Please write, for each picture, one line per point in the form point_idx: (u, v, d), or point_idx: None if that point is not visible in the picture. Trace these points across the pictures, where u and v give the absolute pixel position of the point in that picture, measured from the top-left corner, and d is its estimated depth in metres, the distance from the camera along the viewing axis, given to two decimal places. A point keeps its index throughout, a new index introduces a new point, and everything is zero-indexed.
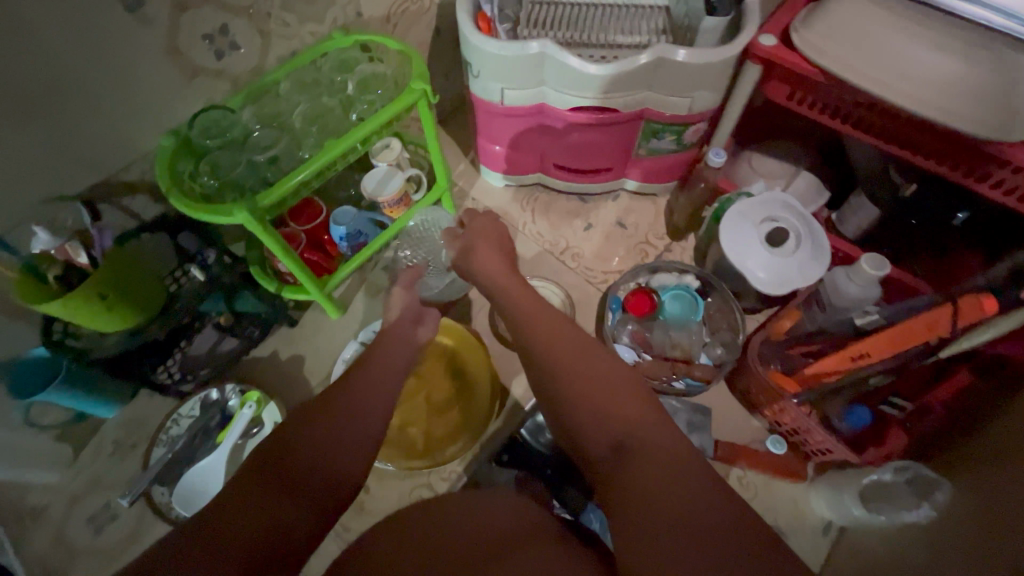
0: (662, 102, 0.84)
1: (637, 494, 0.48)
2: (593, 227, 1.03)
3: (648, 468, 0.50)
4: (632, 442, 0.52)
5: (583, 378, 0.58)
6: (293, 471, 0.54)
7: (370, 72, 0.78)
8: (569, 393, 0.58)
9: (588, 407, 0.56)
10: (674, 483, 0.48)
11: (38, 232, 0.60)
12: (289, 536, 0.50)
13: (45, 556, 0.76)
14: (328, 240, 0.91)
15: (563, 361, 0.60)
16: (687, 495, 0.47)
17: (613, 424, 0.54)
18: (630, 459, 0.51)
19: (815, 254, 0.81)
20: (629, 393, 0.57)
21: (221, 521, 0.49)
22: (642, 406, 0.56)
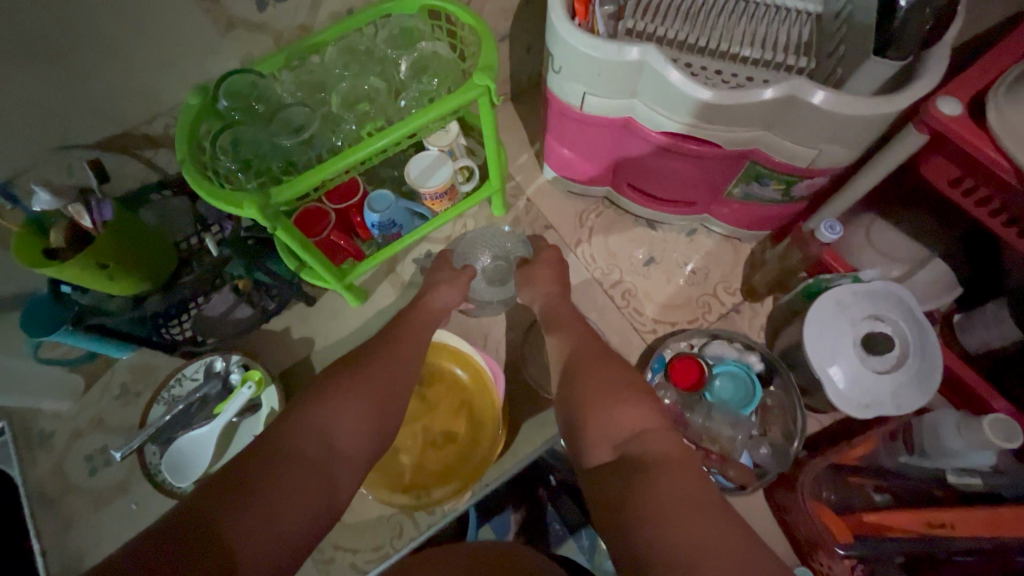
0: (778, 147, 0.67)
1: (633, 508, 0.48)
2: (655, 263, 0.89)
3: (652, 479, 0.49)
4: (634, 448, 0.54)
5: (597, 385, 0.60)
6: (331, 420, 0.56)
7: (430, 52, 0.66)
8: (580, 401, 0.60)
9: (598, 416, 0.58)
10: (674, 494, 0.47)
11: (38, 191, 0.55)
12: (328, 479, 0.52)
13: (44, 482, 0.79)
14: (359, 222, 0.83)
15: (579, 372, 0.63)
16: (691, 506, 0.46)
17: (614, 430, 0.56)
18: (632, 469, 0.51)
19: (918, 376, 0.66)
20: (632, 401, 0.58)
21: (264, 457, 0.51)
22: (647, 412, 0.57)
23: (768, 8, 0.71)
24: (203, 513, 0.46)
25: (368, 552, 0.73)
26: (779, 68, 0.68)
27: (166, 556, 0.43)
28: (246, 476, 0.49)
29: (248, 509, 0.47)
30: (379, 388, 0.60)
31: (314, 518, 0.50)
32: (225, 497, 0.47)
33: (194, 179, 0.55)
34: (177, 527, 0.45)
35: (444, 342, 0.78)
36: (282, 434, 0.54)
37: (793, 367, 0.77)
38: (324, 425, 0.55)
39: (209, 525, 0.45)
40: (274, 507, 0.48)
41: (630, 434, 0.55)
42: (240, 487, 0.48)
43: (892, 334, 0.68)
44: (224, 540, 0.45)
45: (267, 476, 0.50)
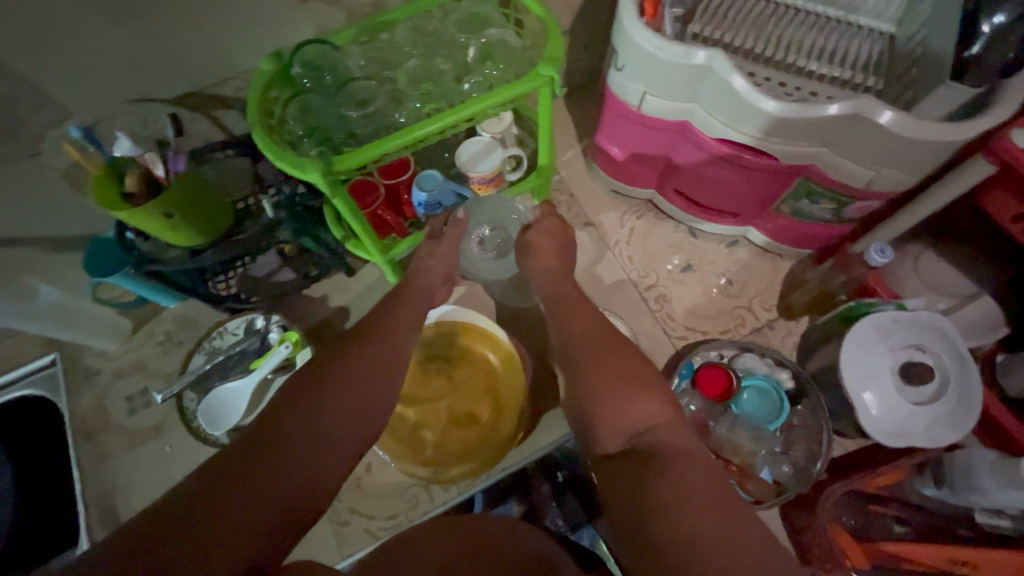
0: (834, 165, 0.66)
1: (644, 500, 0.46)
2: (692, 271, 0.89)
3: (660, 475, 0.48)
4: (649, 443, 0.52)
5: (608, 380, 0.58)
6: (343, 390, 0.51)
7: (497, 39, 0.67)
8: (590, 392, 0.58)
9: (608, 406, 0.56)
10: (681, 488, 0.46)
11: (121, 137, 0.60)
12: (337, 457, 0.48)
13: (86, 415, 0.83)
14: (406, 200, 0.84)
15: (590, 365, 0.60)
16: (705, 499, 0.45)
17: (626, 423, 0.55)
18: (649, 465, 0.49)
19: (955, 412, 0.64)
20: (644, 393, 0.56)
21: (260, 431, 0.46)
22: (659, 407, 0.55)
23: (839, 24, 0.71)
24: (206, 492, 0.41)
25: (382, 520, 0.75)
26: (843, 86, 0.68)
27: (166, 539, 0.39)
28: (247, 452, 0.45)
29: (258, 484, 0.43)
30: (382, 359, 0.56)
31: (320, 490, 0.46)
32: (231, 475, 0.43)
33: (262, 140, 0.58)
34: (178, 506, 0.41)
35: (477, 324, 0.79)
36: (296, 403, 0.49)
37: (823, 389, 0.76)
38: (339, 397, 0.50)
39: (213, 504, 0.41)
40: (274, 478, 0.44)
41: (642, 428, 0.54)
42: (244, 464, 0.44)
43: (932, 365, 0.67)
44: (231, 521, 0.40)
45: (272, 451, 0.45)
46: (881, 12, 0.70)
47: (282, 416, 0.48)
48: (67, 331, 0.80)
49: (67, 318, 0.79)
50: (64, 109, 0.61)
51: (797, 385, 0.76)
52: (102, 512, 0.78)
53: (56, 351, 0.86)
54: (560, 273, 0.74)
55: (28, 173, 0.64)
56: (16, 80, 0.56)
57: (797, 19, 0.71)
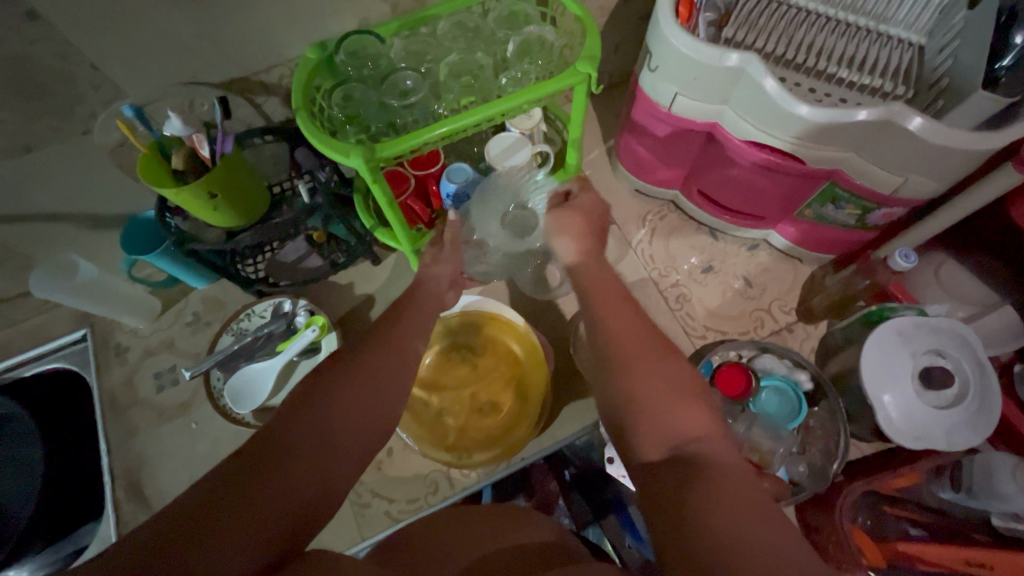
0: (863, 170, 0.67)
1: (685, 522, 0.42)
2: (712, 272, 0.91)
3: (702, 495, 0.43)
4: (690, 450, 0.48)
5: (654, 388, 0.53)
6: (335, 409, 0.50)
7: (536, 36, 0.68)
8: (631, 396, 0.54)
9: (647, 411, 0.52)
10: (724, 505, 0.42)
11: (171, 117, 0.60)
12: (328, 476, 0.46)
13: (116, 390, 0.85)
14: (434, 192, 0.86)
15: (630, 365, 0.55)
16: (749, 519, 0.41)
17: (673, 429, 0.50)
18: (686, 474, 0.46)
19: (975, 418, 0.65)
20: (687, 399, 0.53)
21: (259, 445, 0.46)
22: (704, 417, 0.51)
23: (869, 33, 0.72)
24: (190, 520, 0.40)
25: (403, 503, 0.77)
26: (871, 93, 0.69)
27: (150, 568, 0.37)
28: (249, 465, 0.44)
29: (245, 509, 0.41)
30: (381, 365, 0.55)
31: (312, 504, 0.45)
32: (218, 500, 0.41)
33: (308, 127, 0.59)
34: (165, 531, 0.39)
35: (502, 314, 0.80)
36: (286, 425, 0.47)
37: (842, 392, 0.77)
38: (329, 417, 0.49)
39: (198, 533, 0.39)
40: (278, 485, 0.43)
41: (688, 438, 0.49)
42: (231, 488, 0.42)
43: (952, 371, 0.68)
44: (224, 544, 0.39)
45: (259, 475, 0.43)
46: (912, 23, 0.71)
47: (286, 425, 0.47)
48: (100, 310, 0.81)
49: (103, 295, 0.81)
50: (119, 90, 0.64)
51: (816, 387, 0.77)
52: (128, 485, 0.80)
53: (87, 327, 0.88)
54: (602, 269, 0.68)
55: (78, 150, 0.67)
56: (78, 59, 0.59)
57: (828, 27, 0.72)
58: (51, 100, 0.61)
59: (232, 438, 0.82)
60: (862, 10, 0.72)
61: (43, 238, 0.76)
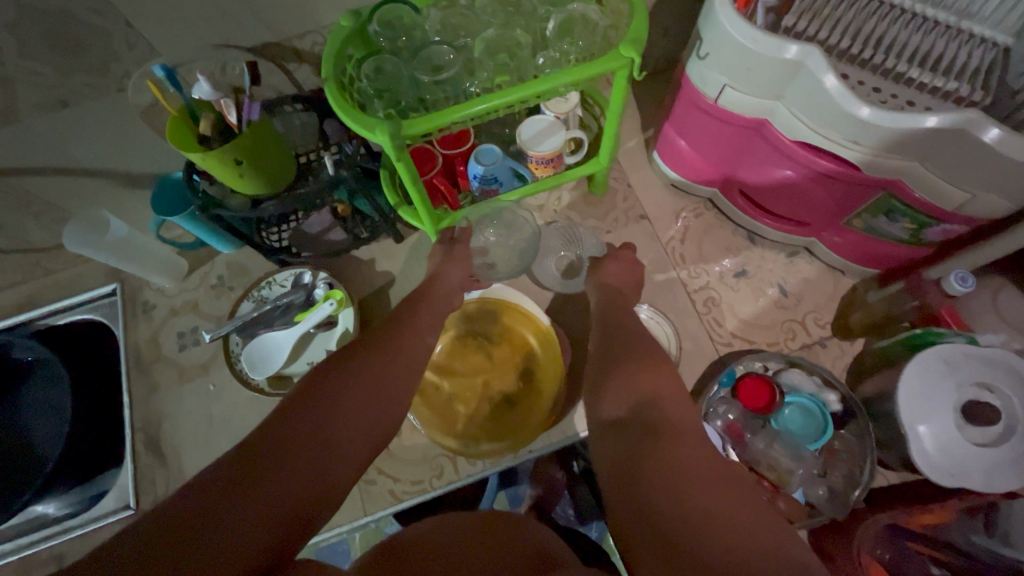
0: (926, 182, 0.61)
1: (637, 471, 0.48)
2: (745, 277, 0.86)
3: (659, 451, 0.49)
4: (651, 415, 0.54)
5: (648, 377, 0.59)
6: (359, 379, 0.56)
7: (580, 14, 0.65)
8: (609, 374, 0.61)
9: (622, 385, 0.58)
10: (687, 464, 0.47)
11: (201, 79, 0.61)
12: (331, 473, 0.49)
13: (141, 346, 0.87)
14: (461, 172, 0.83)
15: (622, 360, 0.62)
16: (710, 479, 0.46)
17: (642, 399, 0.56)
18: (649, 436, 0.51)
19: (1021, 460, 0.60)
20: (654, 370, 0.60)
21: (262, 441, 0.48)
22: (670, 385, 0.58)
23: (948, 30, 0.65)
24: (234, 477, 0.44)
25: (407, 484, 0.77)
26: (945, 98, 0.63)
27: (189, 530, 0.40)
28: (257, 464, 0.46)
29: (283, 470, 0.46)
30: (387, 371, 0.58)
31: (314, 499, 0.47)
32: (258, 459, 0.46)
33: (335, 98, 0.58)
34: (202, 496, 0.43)
35: (522, 306, 0.78)
36: (312, 393, 0.53)
37: (874, 417, 0.72)
38: (353, 391, 0.54)
39: (242, 487, 0.44)
40: (283, 483, 0.45)
41: (648, 399, 0.56)
42: (265, 445, 0.47)
43: (1000, 407, 0.63)
44: (232, 535, 0.41)
45: (291, 435, 0.49)
46: (1000, 21, 0.63)
47: (290, 423, 0.49)
48: (131, 268, 0.82)
49: (133, 253, 0.82)
50: (153, 50, 0.64)
51: (846, 407, 0.72)
52: (146, 439, 0.83)
53: (117, 283, 0.90)
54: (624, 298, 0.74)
55: (111, 109, 0.67)
56: (113, 15, 0.58)
57: (903, 21, 0.66)
58: (87, 56, 0.61)
59: (247, 403, 0.83)
60: (944, 4, 0.65)
61: (78, 193, 0.78)
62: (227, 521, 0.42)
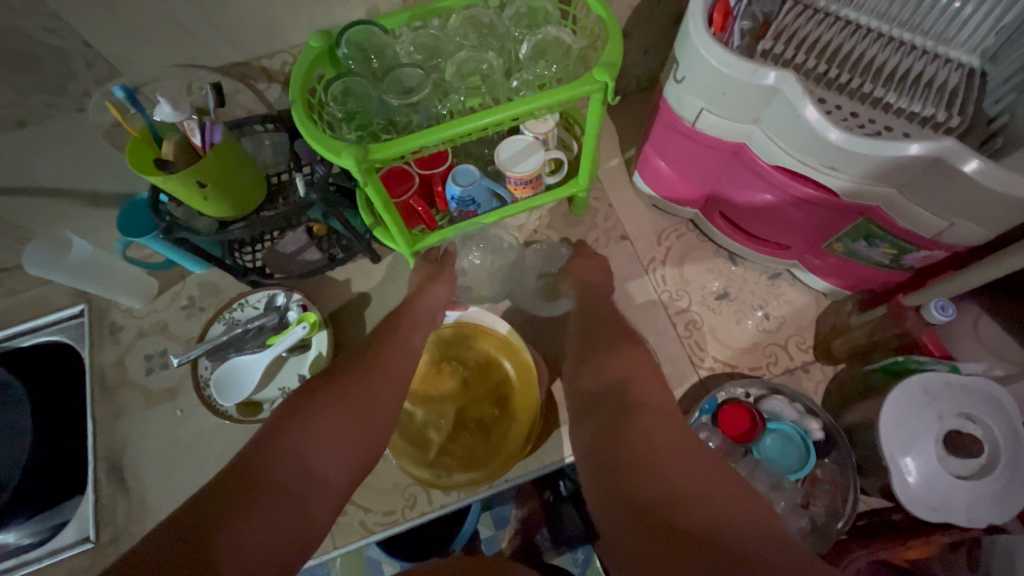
0: (903, 209, 0.61)
1: (616, 440, 0.54)
2: (727, 298, 0.85)
3: (633, 424, 0.55)
4: (624, 393, 0.59)
5: (625, 360, 0.64)
6: (364, 371, 0.60)
7: (554, 37, 0.64)
8: (586, 358, 0.67)
9: (598, 365, 0.64)
10: (656, 444, 0.52)
11: (162, 103, 0.58)
12: (339, 465, 0.52)
13: (107, 370, 0.84)
14: (439, 193, 0.82)
15: (599, 344, 0.68)
16: (681, 457, 0.51)
17: (614, 377, 0.62)
18: (621, 411, 0.57)
19: (1003, 494, 0.59)
20: (627, 354, 0.65)
21: (271, 440, 0.51)
22: (640, 366, 0.62)
23: (925, 54, 0.65)
24: (246, 476, 0.48)
25: (379, 515, 0.74)
26: (922, 123, 0.62)
27: (203, 531, 0.44)
28: (265, 465, 0.49)
29: (288, 472, 0.49)
30: (390, 366, 0.61)
31: (325, 489, 0.51)
32: (259, 463, 0.49)
33: (301, 121, 0.56)
34: (215, 498, 0.46)
35: (498, 330, 0.77)
36: (315, 394, 0.56)
37: (856, 445, 0.71)
38: (354, 387, 0.57)
39: (250, 491, 0.47)
40: (292, 479, 0.49)
41: (619, 379, 0.61)
42: (272, 442, 0.51)
43: (982, 438, 0.61)
44: (247, 532, 0.44)
45: (291, 437, 0.52)
46: (975, 46, 0.63)
47: (295, 424, 0.53)
48: (97, 289, 0.80)
49: (98, 274, 0.79)
50: (114, 69, 0.63)
51: (827, 435, 0.71)
52: (110, 467, 0.80)
53: (84, 303, 0.88)
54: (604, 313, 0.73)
55: (73, 128, 0.66)
56: (71, 35, 0.57)
57: (879, 45, 0.65)
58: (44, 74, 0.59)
59: (216, 429, 0.81)
60: (920, 29, 0.65)
61: (40, 213, 0.76)
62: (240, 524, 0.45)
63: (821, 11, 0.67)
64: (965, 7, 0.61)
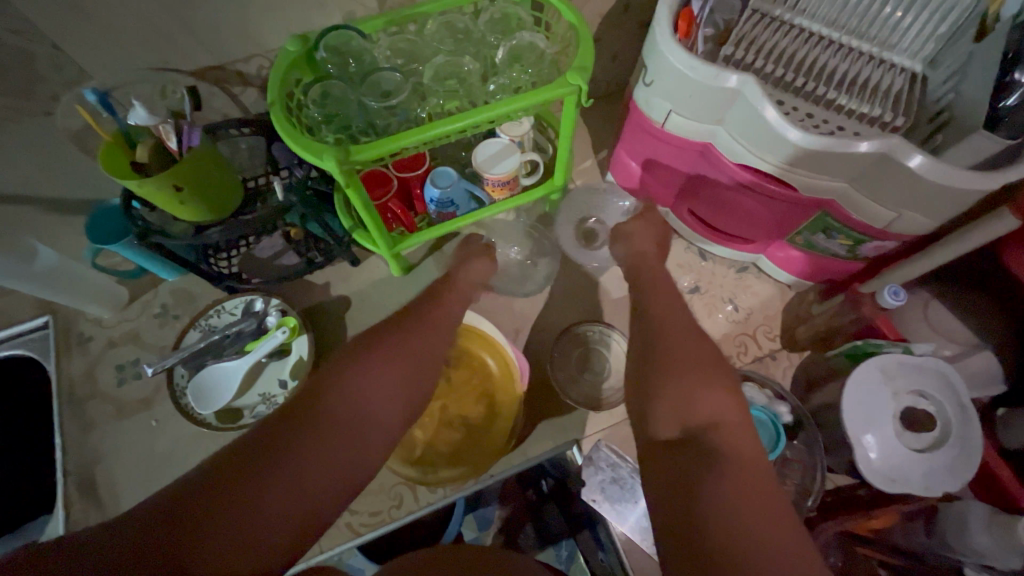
0: (855, 203, 0.65)
1: (706, 511, 0.40)
2: (698, 292, 0.89)
3: (727, 490, 0.40)
4: (715, 437, 0.45)
5: (713, 401, 0.48)
6: (356, 372, 0.49)
7: (527, 42, 0.66)
8: (662, 378, 0.51)
9: (680, 397, 0.49)
10: (739, 506, 0.39)
11: (136, 106, 0.58)
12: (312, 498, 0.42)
13: (75, 382, 0.82)
14: (417, 195, 0.83)
15: (670, 355, 0.53)
16: (767, 536, 0.38)
17: (698, 411, 0.47)
18: (711, 467, 0.42)
19: (953, 464, 0.63)
20: (709, 393, 0.49)
21: (233, 464, 0.41)
22: (728, 402, 0.48)
23: (871, 60, 0.70)
24: (200, 498, 0.39)
25: (365, 516, 0.75)
26: (871, 123, 0.67)
27: None
28: (219, 490, 0.39)
29: (247, 502, 0.39)
30: (396, 366, 0.51)
31: (288, 532, 0.40)
32: (244, 463, 0.41)
33: (280, 122, 0.56)
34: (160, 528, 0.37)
35: (479, 328, 0.78)
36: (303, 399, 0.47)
37: (821, 426, 0.75)
38: (343, 395, 0.47)
39: (180, 548, 0.37)
40: (249, 518, 0.39)
41: (707, 421, 0.47)
42: (235, 463, 0.41)
43: (934, 413, 0.66)
44: None
45: (259, 461, 0.41)
46: (916, 52, 0.69)
47: (265, 438, 0.43)
48: (62, 298, 0.76)
49: (62, 282, 0.76)
50: (84, 73, 0.62)
51: (794, 419, 0.75)
52: (80, 482, 0.77)
53: (49, 314, 0.85)
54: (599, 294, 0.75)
55: (40, 133, 0.65)
56: (38, 38, 0.57)
57: (830, 51, 0.70)
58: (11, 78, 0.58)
59: (193, 438, 0.79)
60: (866, 36, 0.70)
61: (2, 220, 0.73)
62: (199, 546, 0.37)
63: (777, 19, 0.72)
64: (905, 17, 0.67)
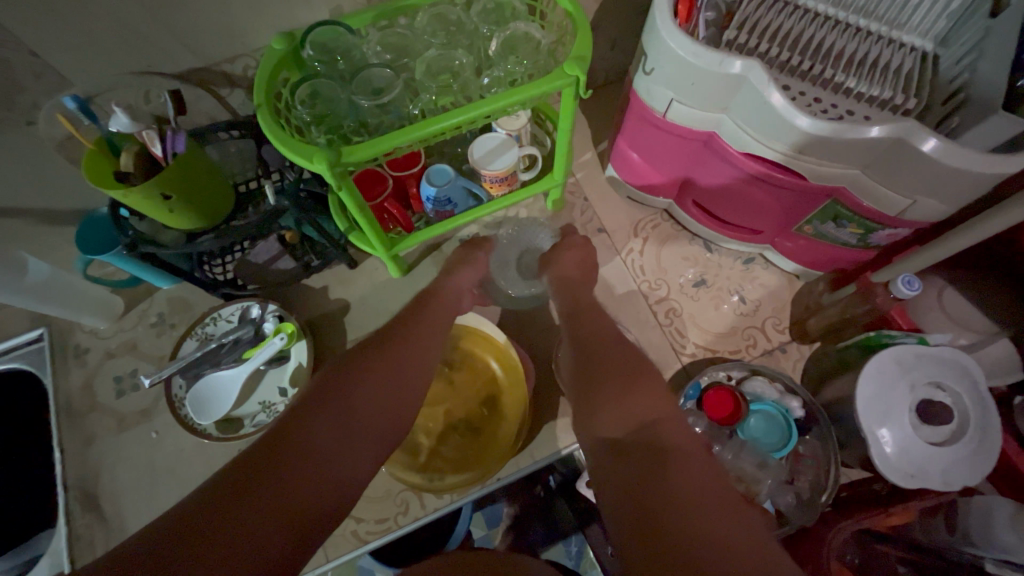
0: (866, 189, 0.63)
1: (653, 502, 0.44)
2: (704, 285, 0.87)
3: (669, 477, 0.45)
4: (652, 434, 0.50)
5: (651, 402, 0.53)
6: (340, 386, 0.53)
7: (522, 32, 0.64)
8: (601, 386, 0.57)
9: (619, 399, 0.54)
10: (686, 489, 0.44)
11: (118, 113, 0.56)
12: (309, 501, 0.45)
13: (74, 395, 0.81)
14: (414, 194, 0.81)
15: (609, 370, 0.58)
16: (708, 511, 0.43)
17: (638, 410, 0.52)
18: (652, 458, 0.47)
19: (973, 457, 0.62)
20: (647, 393, 0.54)
21: (232, 478, 0.44)
22: (668, 403, 0.54)
23: (880, 39, 0.67)
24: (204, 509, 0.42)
25: (371, 523, 0.74)
26: (882, 106, 0.64)
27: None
28: (222, 503, 0.42)
29: (248, 509, 0.42)
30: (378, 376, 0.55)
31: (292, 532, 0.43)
32: (248, 479, 0.44)
33: (267, 123, 0.54)
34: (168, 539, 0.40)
35: (481, 329, 0.76)
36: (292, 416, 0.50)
37: (834, 419, 0.73)
38: (327, 407, 0.50)
39: (190, 551, 0.40)
40: (252, 523, 0.42)
41: (646, 419, 0.51)
42: (234, 478, 0.44)
43: (951, 405, 0.64)
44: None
45: (254, 473, 0.45)
46: (927, 30, 0.66)
47: (259, 455, 0.46)
48: (59, 310, 0.75)
49: (59, 293, 0.74)
50: (65, 80, 0.60)
51: (808, 413, 0.73)
52: (82, 496, 0.76)
53: (45, 326, 0.84)
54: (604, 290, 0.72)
55: (22, 142, 0.63)
56: (14, 44, 0.54)
57: (838, 32, 0.67)
58: None
59: (194, 450, 0.78)
60: (874, 15, 0.67)
61: None
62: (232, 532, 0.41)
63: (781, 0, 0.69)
64: None
